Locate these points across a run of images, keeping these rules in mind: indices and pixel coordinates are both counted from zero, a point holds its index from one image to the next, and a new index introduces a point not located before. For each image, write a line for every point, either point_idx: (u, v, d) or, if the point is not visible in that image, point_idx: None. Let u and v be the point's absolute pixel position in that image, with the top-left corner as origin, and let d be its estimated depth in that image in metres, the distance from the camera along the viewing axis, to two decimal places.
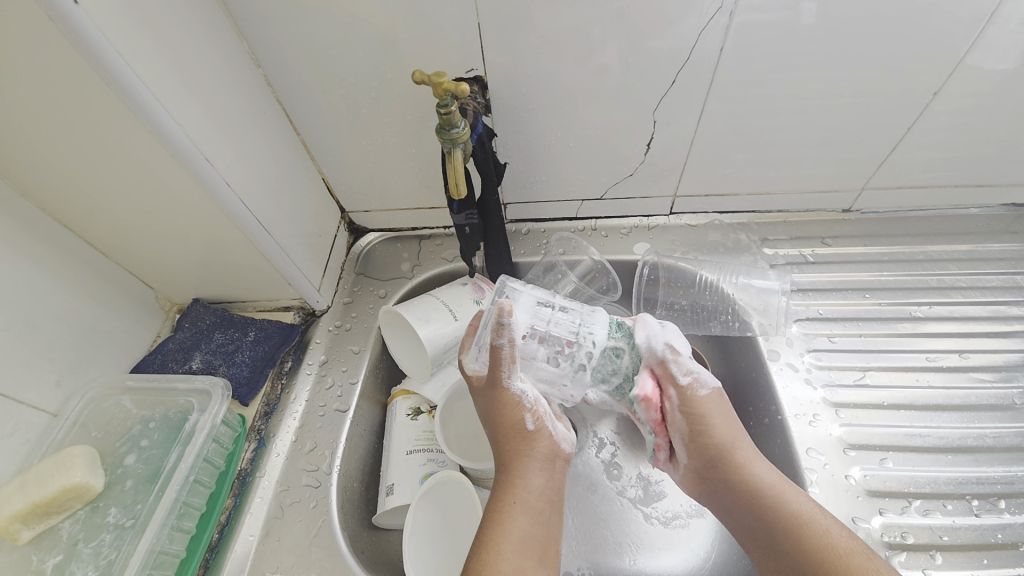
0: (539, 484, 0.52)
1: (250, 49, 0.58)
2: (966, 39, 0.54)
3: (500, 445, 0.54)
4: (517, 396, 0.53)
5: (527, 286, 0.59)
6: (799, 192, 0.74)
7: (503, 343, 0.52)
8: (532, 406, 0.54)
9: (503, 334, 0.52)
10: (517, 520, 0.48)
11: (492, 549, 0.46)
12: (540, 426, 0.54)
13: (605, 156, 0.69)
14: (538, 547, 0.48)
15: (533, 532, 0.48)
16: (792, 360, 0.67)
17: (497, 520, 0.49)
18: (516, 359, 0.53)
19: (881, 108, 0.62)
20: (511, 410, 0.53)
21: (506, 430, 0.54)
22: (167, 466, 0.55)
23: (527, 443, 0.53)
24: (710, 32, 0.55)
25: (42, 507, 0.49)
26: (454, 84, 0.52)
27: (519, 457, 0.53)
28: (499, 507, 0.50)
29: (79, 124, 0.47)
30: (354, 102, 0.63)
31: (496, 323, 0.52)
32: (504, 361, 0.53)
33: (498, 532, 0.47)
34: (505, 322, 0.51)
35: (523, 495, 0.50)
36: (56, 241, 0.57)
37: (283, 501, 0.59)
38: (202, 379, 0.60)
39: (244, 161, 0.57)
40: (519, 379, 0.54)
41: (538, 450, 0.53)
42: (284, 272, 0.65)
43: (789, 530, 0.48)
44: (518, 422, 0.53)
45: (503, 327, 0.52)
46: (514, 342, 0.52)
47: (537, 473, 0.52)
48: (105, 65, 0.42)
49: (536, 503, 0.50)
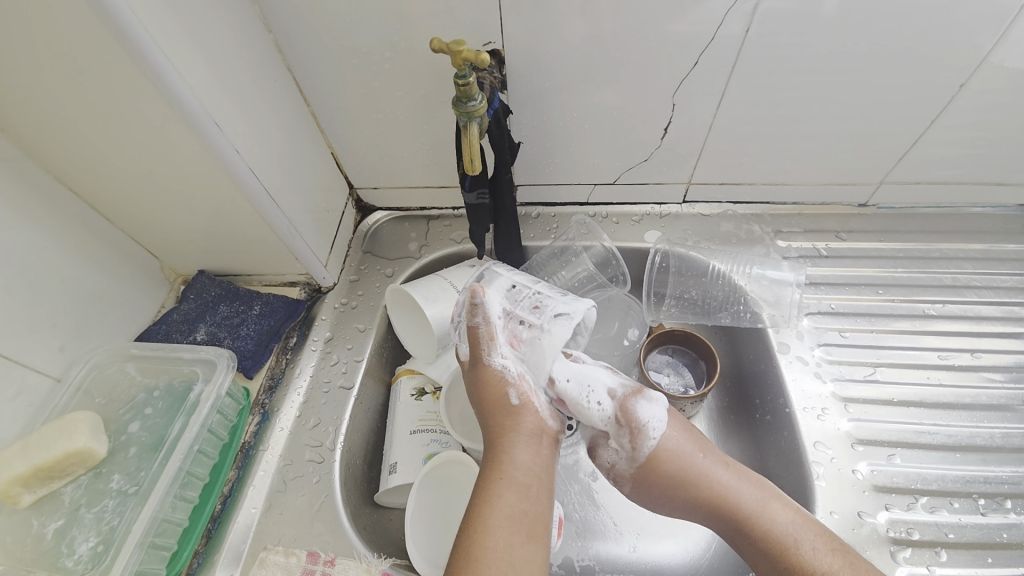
0: (524, 458, 0.51)
1: (261, 15, 0.56)
2: (999, 31, 0.53)
3: (489, 421, 0.53)
4: (500, 371, 0.54)
5: (510, 271, 0.61)
6: (816, 184, 0.72)
7: (478, 322, 0.55)
8: (516, 381, 0.53)
9: (478, 314, 0.55)
10: (505, 499, 0.47)
11: (482, 525, 0.46)
12: (524, 401, 0.53)
13: (620, 140, 0.67)
14: (525, 522, 0.47)
15: (521, 507, 0.47)
16: (802, 353, 0.67)
17: (486, 496, 0.48)
18: (493, 336, 0.54)
19: (907, 100, 0.60)
20: (493, 386, 0.54)
21: (490, 406, 0.54)
22: (171, 435, 0.54)
23: (512, 420, 0.52)
24: (736, 15, 0.53)
25: (44, 471, 0.48)
26: (474, 54, 0.50)
27: (505, 434, 0.52)
28: (486, 482, 0.49)
29: (88, 83, 0.46)
30: (366, 74, 0.61)
31: (469, 304, 0.55)
32: (480, 339, 0.54)
33: (485, 510, 0.47)
34: (477, 300, 0.54)
35: (511, 471, 0.49)
36: (61, 205, 0.56)
37: (286, 475, 0.58)
38: (207, 349, 0.59)
39: (253, 130, 0.56)
40: (498, 355, 0.54)
41: (523, 426, 0.52)
42: (291, 245, 0.64)
43: (775, 550, 0.49)
44: (501, 399, 0.53)
45: (476, 307, 0.55)
46: (489, 321, 0.54)
47: (524, 450, 0.51)
48: (114, 21, 0.41)
49: (523, 478, 0.49)
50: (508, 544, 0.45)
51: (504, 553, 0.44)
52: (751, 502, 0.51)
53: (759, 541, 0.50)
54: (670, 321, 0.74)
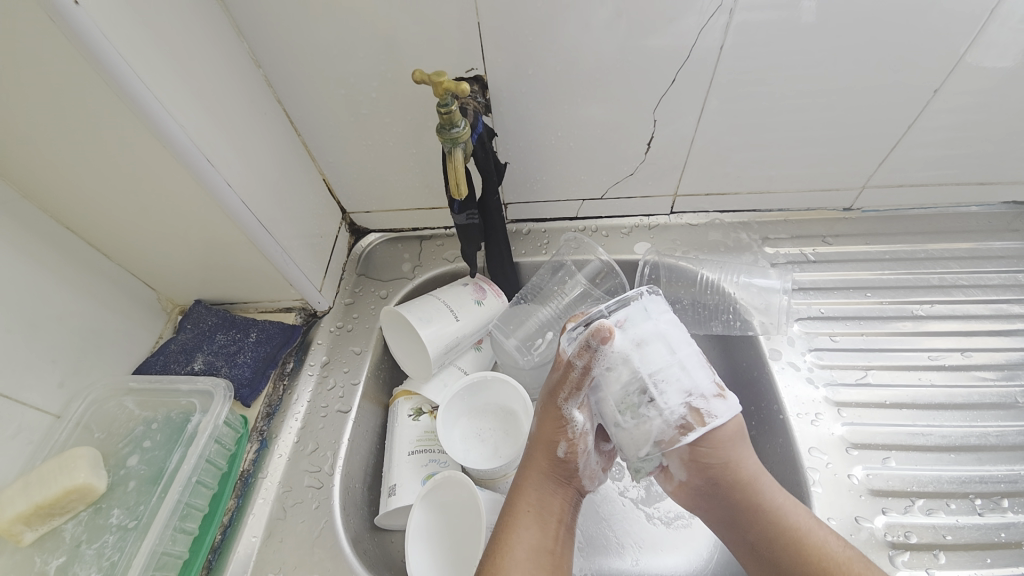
0: (552, 501, 0.54)
1: (250, 51, 0.58)
2: (967, 36, 0.54)
3: (531, 459, 0.56)
4: (564, 421, 0.54)
5: (660, 314, 0.52)
6: (800, 191, 0.74)
7: (579, 364, 0.51)
8: (574, 437, 0.54)
9: (586, 357, 0.51)
10: (526, 535, 0.51)
11: (504, 553, 0.49)
12: (570, 458, 0.55)
13: (605, 156, 0.69)
14: (546, 558, 0.51)
15: (540, 544, 0.51)
16: (794, 358, 0.67)
17: (507, 527, 0.52)
18: (580, 387, 0.52)
19: (882, 107, 0.62)
20: (550, 430, 0.55)
21: (537, 445, 0.56)
22: (170, 467, 0.55)
23: (552, 463, 0.55)
24: (710, 32, 0.55)
25: (45, 508, 0.49)
26: (455, 84, 0.53)
27: (539, 474, 0.55)
28: (512, 512, 0.53)
29: (83, 127, 0.47)
30: (354, 102, 0.63)
31: (584, 343, 0.50)
32: (569, 382, 0.52)
33: (505, 540, 0.51)
34: (592, 343, 0.49)
35: (537, 510, 0.53)
36: (58, 242, 0.57)
37: (285, 501, 0.59)
38: (204, 380, 0.60)
39: (245, 161, 0.57)
40: (575, 407, 0.53)
41: (558, 473, 0.55)
42: (286, 273, 0.65)
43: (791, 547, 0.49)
44: (551, 444, 0.55)
45: (587, 348, 0.50)
46: (587, 370, 0.51)
47: (552, 494, 0.55)
48: (108, 68, 0.43)
49: (549, 517, 0.53)
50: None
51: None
52: (773, 498, 0.51)
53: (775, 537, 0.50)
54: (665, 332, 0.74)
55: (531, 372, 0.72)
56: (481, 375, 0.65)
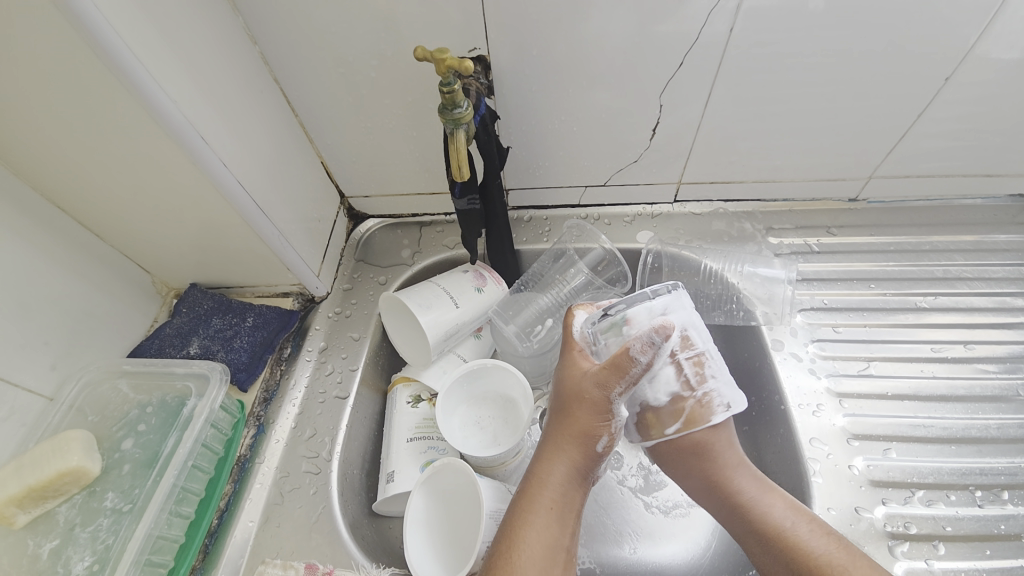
0: (574, 494, 0.54)
1: (246, 27, 0.56)
2: (981, 24, 0.53)
3: (563, 449, 0.54)
4: (610, 415, 0.53)
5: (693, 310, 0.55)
6: (805, 181, 0.73)
7: (641, 360, 0.50)
8: (614, 431, 0.54)
9: (648, 353, 0.50)
10: (546, 528, 0.51)
11: (522, 548, 0.49)
12: (605, 452, 0.54)
13: (609, 142, 0.67)
14: (561, 554, 0.50)
15: (558, 539, 0.51)
16: (796, 349, 0.67)
17: (527, 518, 0.51)
18: (634, 381, 0.52)
19: (892, 96, 0.61)
20: (593, 423, 0.53)
21: (568, 436, 0.54)
22: (165, 451, 0.54)
23: (582, 454, 0.54)
24: (719, 15, 0.53)
25: (38, 491, 0.48)
26: (458, 61, 0.51)
27: (567, 466, 0.54)
28: (531, 504, 0.52)
29: (73, 102, 0.46)
30: (353, 83, 0.61)
31: (649, 340, 0.49)
32: (628, 376, 0.51)
33: (525, 532, 0.50)
34: (656, 341, 0.49)
35: (561, 504, 0.53)
36: (48, 222, 0.56)
37: (282, 487, 0.58)
38: (200, 363, 0.59)
39: (240, 141, 0.56)
40: (622, 402, 0.53)
41: (584, 465, 0.54)
42: (283, 257, 0.64)
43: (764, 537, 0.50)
44: (589, 436, 0.54)
45: (650, 345, 0.50)
46: (648, 367, 0.50)
47: (574, 487, 0.54)
48: (100, 41, 0.41)
49: (569, 512, 0.53)
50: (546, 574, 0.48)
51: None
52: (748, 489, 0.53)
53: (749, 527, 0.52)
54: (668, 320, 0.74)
55: (530, 359, 0.71)
56: (479, 363, 0.65)
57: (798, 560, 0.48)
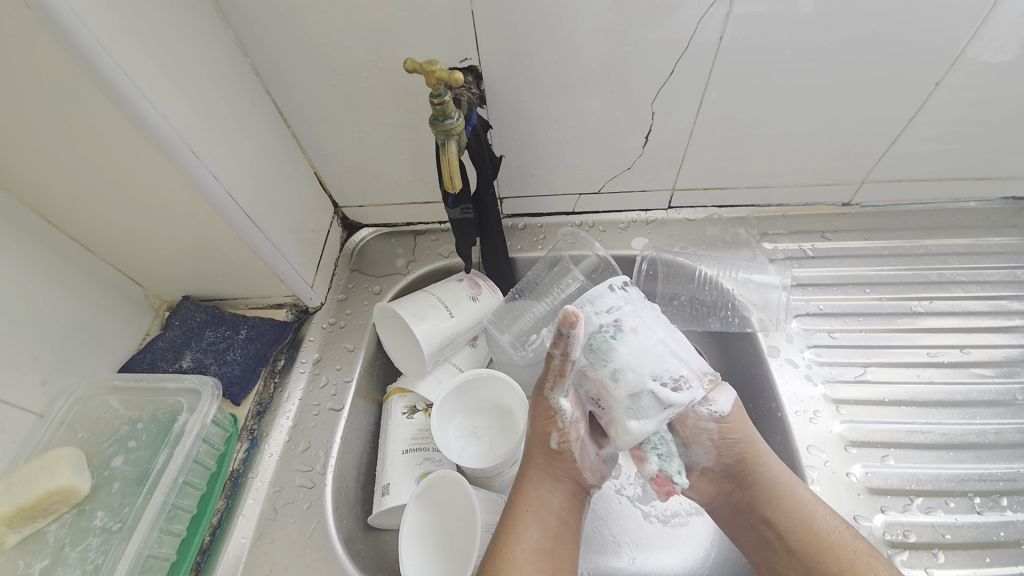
0: (552, 498, 0.55)
1: (237, 40, 0.56)
2: (969, 30, 0.53)
3: (532, 452, 0.57)
4: (553, 412, 0.54)
5: (636, 297, 0.55)
6: (799, 186, 0.73)
7: (557, 353, 0.50)
8: (565, 426, 0.54)
9: (562, 345, 0.49)
10: (527, 534, 0.52)
11: (506, 554, 0.51)
12: (564, 448, 0.55)
13: (602, 150, 0.67)
14: (545, 558, 0.52)
15: (541, 543, 0.52)
16: (792, 355, 0.66)
17: (509, 526, 0.53)
18: (564, 371, 0.51)
19: (882, 102, 0.61)
20: (542, 424, 0.55)
21: (532, 440, 0.57)
22: (156, 468, 0.54)
23: (548, 457, 0.56)
24: (709, 23, 0.53)
25: (27, 510, 0.47)
26: (447, 73, 0.50)
27: (538, 470, 0.56)
28: (513, 515, 0.54)
29: (62, 116, 0.45)
30: (345, 93, 0.61)
31: (557, 332, 0.48)
32: (553, 370, 0.52)
33: (510, 538, 0.52)
34: (563, 332, 0.48)
35: (537, 508, 0.54)
36: (40, 236, 0.55)
37: (276, 502, 0.58)
38: (192, 378, 0.59)
39: (231, 154, 0.56)
40: (562, 395, 0.53)
41: (556, 467, 0.56)
42: (276, 268, 0.64)
43: (799, 523, 0.52)
44: (544, 436, 0.55)
45: (560, 336, 0.49)
46: (566, 357, 0.50)
47: (551, 491, 0.55)
48: (89, 58, 0.41)
49: (549, 516, 0.54)
50: None
51: None
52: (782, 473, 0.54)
53: (782, 511, 0.52)
54: None
55: (527, 368, 0.71)
56: (472, 373, 0.64)
57: (827, 537, 0.50)
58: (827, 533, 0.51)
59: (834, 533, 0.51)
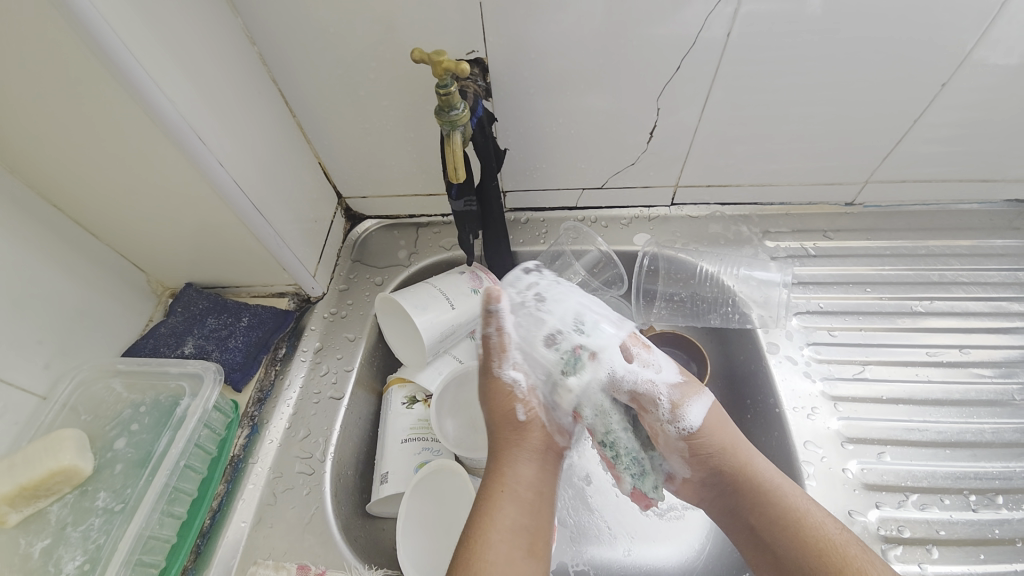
0: (527, 474, 0.53)
1: (244, 28, 0.57)
2: (976, 31, 0.53)
3: (499, 431, 0.55)
4: (508, 385, 0.56)
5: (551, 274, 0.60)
6: (803, 185, 0.73)
7: (490, 331, 0.57)
8: (524, 396, 0.56)
9: (491, 322, 0.57)
10: (504, 514, 0.49)
11: (483, 536, 0.48)
12: (530, 418, 0.55)
13: (606, 145, 0.68)
14: (523, 537, 0.49)
15: (519, 522, 0.49)
16: (792, 352, 0.67)
17: (485, 508, 0.50)
18: (504, 346, 0.56)
19: (888, 102, 0.61)
20: (502, 400, 0.56)
21: (497, 419, 0.56)
22: (158, 451, 0.54)
23: (516, 434, 0.54)
24: (716, 19, 0.53)
25: (29, 490, 0.48)
26: (455, 64, 0.51)
27: (509, 447, 0.54)
28: (489, 496, 0.51)
29: (69, 100, 0.46)
30: (351, 84, 0.61)
31: (485, 311, 0.57)
32: (492, 347, 0.57)
33: (486, 519, 0.49)
34: (490, 308, 0.57)
35: (512, 486, 0.52)
36: (45, 220, 0.56)
37: (276, 487, 0.58)
38: (194, 363, 0.59)
39: (236, 142, 0.56)
40: (510, 368, 0.56)
41: (527, 441, 0.54)
42: (279, 257, 0.64)
43: (789, 528, 0.49)
44: (508, 412, 0.55)
45: (490, 314, 0.57)
46: (501, 331, 0.57)
47: (526, 465, 0.53)
48: (99, 43, 0.41)
49: (526, 493, 0.52)
50: (511, 558, 0.47)
51: (506, 565, 0.46)
52: (770, 476, 0.52)
53: (768, 516, 0.51)
54: (661, 324, 0.75)
55: None
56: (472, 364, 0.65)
57: (819, 542, 0.48)
58: (819, 539, 0.48)
59: (827, 539, 0.48)
